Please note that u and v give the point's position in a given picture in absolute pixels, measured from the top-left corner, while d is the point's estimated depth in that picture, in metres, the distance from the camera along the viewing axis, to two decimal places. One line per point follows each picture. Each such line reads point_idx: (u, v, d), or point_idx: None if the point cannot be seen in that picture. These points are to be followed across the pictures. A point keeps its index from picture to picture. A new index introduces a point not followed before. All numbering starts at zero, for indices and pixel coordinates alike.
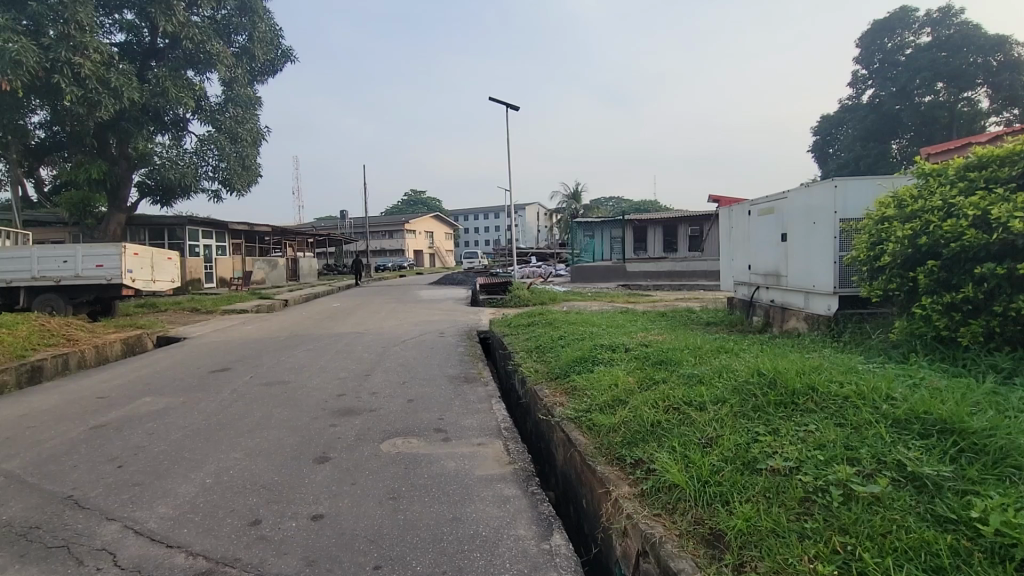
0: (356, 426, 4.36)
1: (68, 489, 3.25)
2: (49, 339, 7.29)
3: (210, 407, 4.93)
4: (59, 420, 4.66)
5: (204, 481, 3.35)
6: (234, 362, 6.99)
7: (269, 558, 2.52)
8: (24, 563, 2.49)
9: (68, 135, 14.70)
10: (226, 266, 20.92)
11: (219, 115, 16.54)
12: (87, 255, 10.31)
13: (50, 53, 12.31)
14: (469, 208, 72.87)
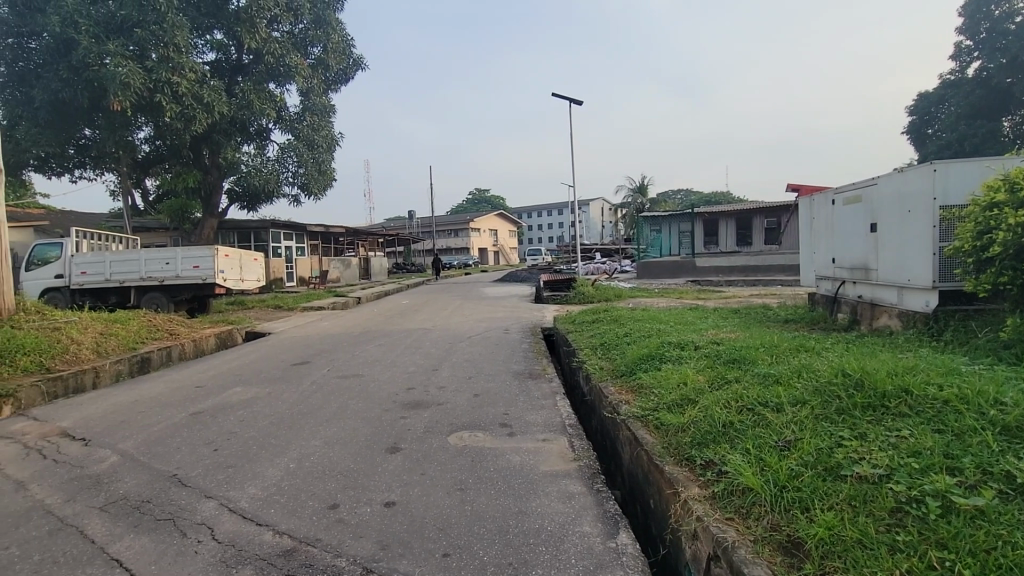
0: (425, 418, 4.51)
1: (171, 469, 3.60)
2: (155, 333, 8.11)
3: (292, 397, 5.29)
4: (165, 406, 5.18)
5: (288, 466, 3.60)
6: (312, 355, 7.44)
7: (347, 541, 2.67)
8: (137, 533, 2.80)
9: (168, 148, 16.20)
10: (305, 267, 22.27)
11: (298, 124, 17.61)
12: (186, 257, 11.36)
13: (153, 74, 13.64)
14: (532, 206, 73.19)
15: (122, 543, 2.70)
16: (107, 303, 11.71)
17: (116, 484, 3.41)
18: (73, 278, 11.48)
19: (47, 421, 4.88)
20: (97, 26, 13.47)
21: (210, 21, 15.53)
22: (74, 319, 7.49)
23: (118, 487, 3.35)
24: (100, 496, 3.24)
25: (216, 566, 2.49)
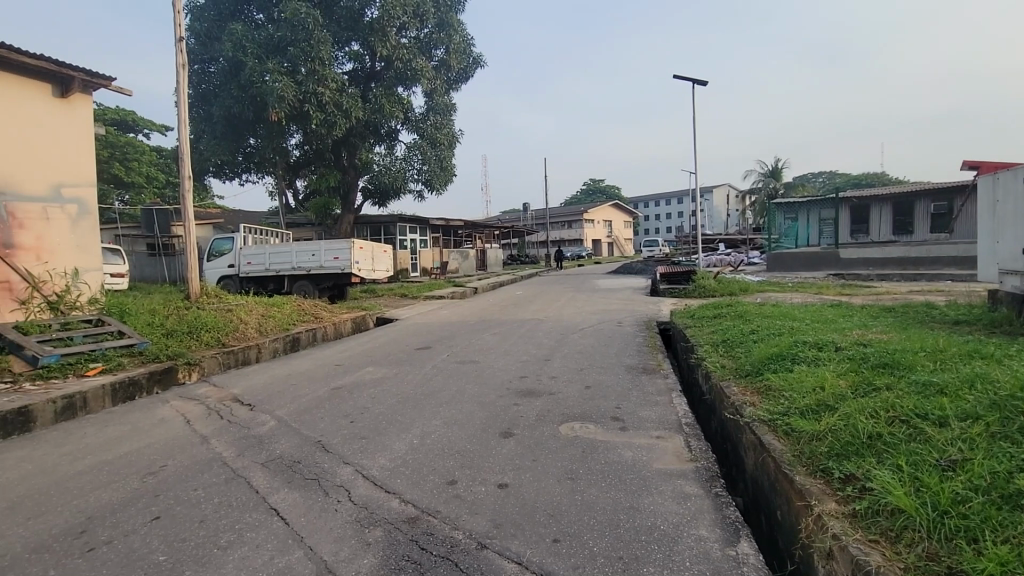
0: (537, 406, 4.60)
1: (316, 436, 4.08)
2: (303, 317, 9.22)
3: (415, 379, 5.71)
4: (311, 380, 5.89)
5: (412, 441, 3.91)
6: (433, 341, 7.94)
7: (463, 516, 2.84)
8: (291, 487, 3.23)
9: (314, 152, 18.17)
10: (427, 259, 23.76)
11: (423, 124, 18.75)
12: (327, 249, 12.71)
13: (304, 87, 15.43)
14: (650, 195, 70.47)
15: (278, 495, 3.14)
16: (266, 288, 13.53)
17: (273, 444, 3.95)
18: (241, 267, 13.42)
19: (223, 387, 5.80)
20: (260, 48, 15.48)
21: (348, 34, 17.01)
22: (243, 303, 8.76)
23: (276, 448, 3.89)
24: (262, 454, 3.79)
25: (352, 524, 2.79)
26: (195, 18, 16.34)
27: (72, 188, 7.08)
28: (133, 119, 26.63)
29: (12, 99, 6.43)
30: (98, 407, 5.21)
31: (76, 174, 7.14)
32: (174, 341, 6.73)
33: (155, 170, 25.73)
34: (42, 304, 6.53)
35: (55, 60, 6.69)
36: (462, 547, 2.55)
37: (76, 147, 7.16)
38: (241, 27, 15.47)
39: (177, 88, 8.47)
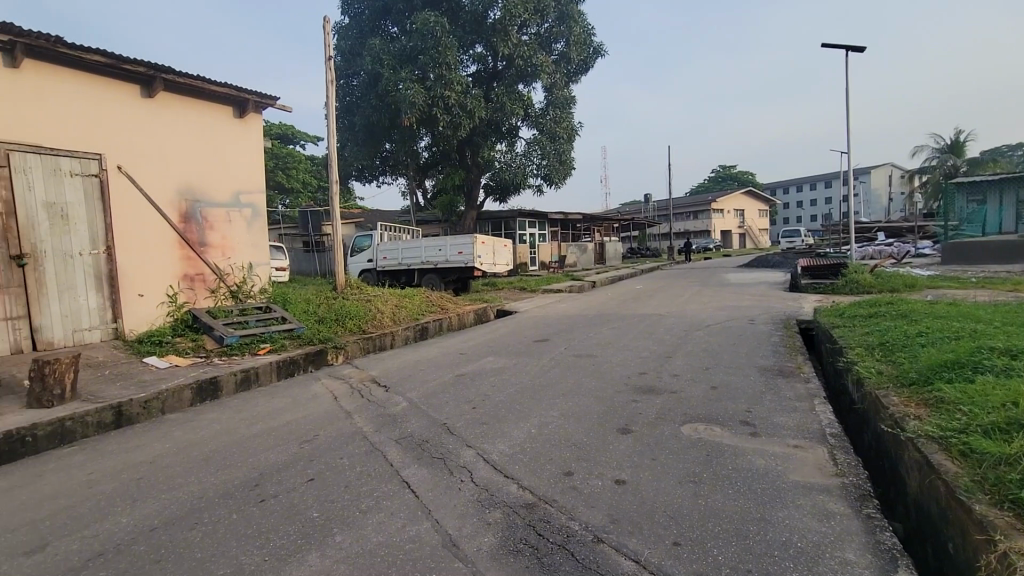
0: (657, 404, 4.44)
1: (442, 418, 4.37)
2: (431, 308, 9.86)
3: (533, 370, 5.82)
4: (438, 367, 6.29)
5: (530, 430, 4.00)
6: (551, 334, 8.01)
7: (580, 507, 2.84)
8: (420, 464, 3.50)
9: (440, 153, 19.27)
10: (546, 252, 24.03)
11: (543, 119, 18.95)
12: (453, 244, 13.43)
13: (432, 92, 16.43)
14: (790, 180, 63.85)
15: (409, 470, 3.41)
16: (399, 281, 14.69)
17: (405, 424, 4.31)
18: (378, 262, 14.73)
19: (363, 370, 6.44)
20: (395, 58, 16.76)
21: (473, 37, 17.71)
22: (380, 294, 9.62)
23: (408, 426, 4.23)
24: (396, 431, 4.15)
25: (474, 503, 2.95)
26: (341, 38, 18.18)
27: (247, 194, 8.32)
28: (292, 133, 30.52)
29: (204, 121, 7.70)
30: (266, 381, 6.09)
31: (250, 183, 8.36)
32: (325, 327, 7.62)
33: (309, 177, 29.25)
34: (225, 293, 7.83)
35: (235, 86, 7.87)
36: (578, 538, 2.56)
37: (250, 159, 8.37)
38: (379, 42, 16.89)
39: (327, 103, 9.50)
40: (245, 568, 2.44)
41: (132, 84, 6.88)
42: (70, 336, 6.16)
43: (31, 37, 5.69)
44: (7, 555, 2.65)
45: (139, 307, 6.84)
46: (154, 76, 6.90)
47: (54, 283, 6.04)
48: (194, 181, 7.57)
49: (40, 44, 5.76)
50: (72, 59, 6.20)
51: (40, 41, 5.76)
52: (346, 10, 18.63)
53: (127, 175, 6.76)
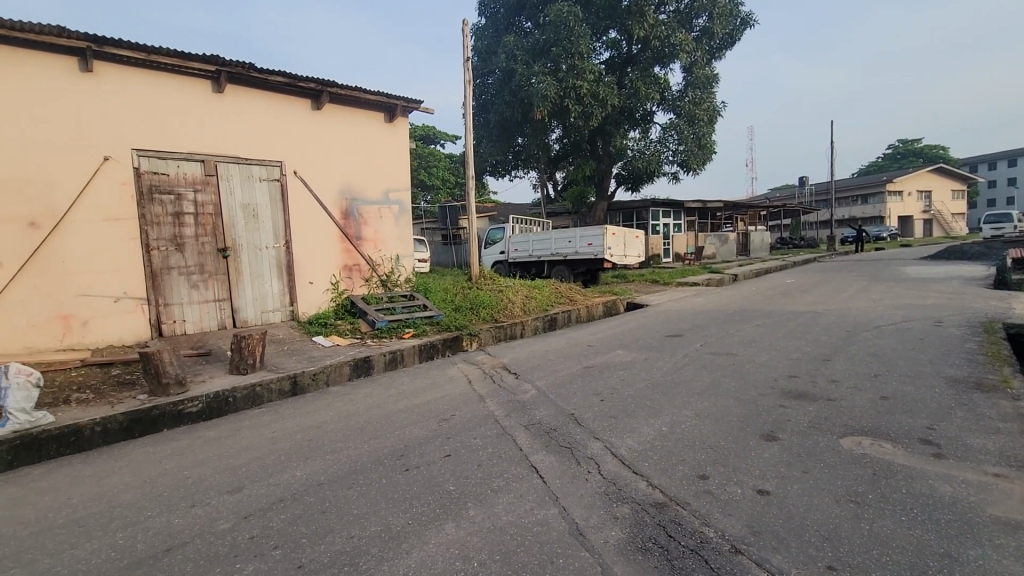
0: (810, 412, 3.98)
1: (570, 409, 4.39)
2: (561, 299, 9.93)
3: (665, 366, 5.58)
4: (566, 358, 6.33)
5: (661, 428, 3.84)
6: (685, 329, 7.59)
7: (716, 514, 2.67)
8: (548, 451, 3.56)
9: (572, 145, 19.24)
10: (682, 243, 22.78)
11: (680, 102, 17.95)
12: (583, 235, 13.34)
13: (564, 83, 16.45)
14: (995, 154, 52.51)
15: (538, 456, 3.49)
16: (529, 272, 15.03)
17: (535, 411, 4.41)
18: (510, 253, 15.23)
19: (495, 357, 6.74)
20: (528, 53, 17.04)
21: (607, 23, 17.31)
22: (512, 285, 9.94)
23: (537, 414, 4.34)
24: (525, 417, 4.27)
25: (601, 496, 2.92)
26: (478, 39, 18.92)
27: (396, 192, 9.08)
28: (434, 133, 32.71)
29: (361, 127, 8.58)
30: (409, 363, 6.66)
31: (398, 181, 9.12)
32: (461, 315, 8.09)
33: (448, 174, 31.15)
34: (377, 281, 8.71)
35: (386, 92, 8.61)
36: (713, 545, 2.41)
37: (398, 159, 9.12)
38: (513, 39, 17.28)
39: (465, 102, 9.96)
40: (393, 528, 2.70)
41: (305, 98, 7.91)
42: (259, 316, 7.36)
43: (231, 65, 6.86)
44: (216, 491, 3.26)
45: (310, 293, 7.91)
46: (321, 90, 7.85)
47: (248, 272, 7.24)
48: (353, 182, 8.49)
49: (237, 71, 6.91)
50: (261, 82, 7.32)
51: (237, 68, 6.90)
52: (484, 10, 19.35)
53: (301, 178, 7.82)
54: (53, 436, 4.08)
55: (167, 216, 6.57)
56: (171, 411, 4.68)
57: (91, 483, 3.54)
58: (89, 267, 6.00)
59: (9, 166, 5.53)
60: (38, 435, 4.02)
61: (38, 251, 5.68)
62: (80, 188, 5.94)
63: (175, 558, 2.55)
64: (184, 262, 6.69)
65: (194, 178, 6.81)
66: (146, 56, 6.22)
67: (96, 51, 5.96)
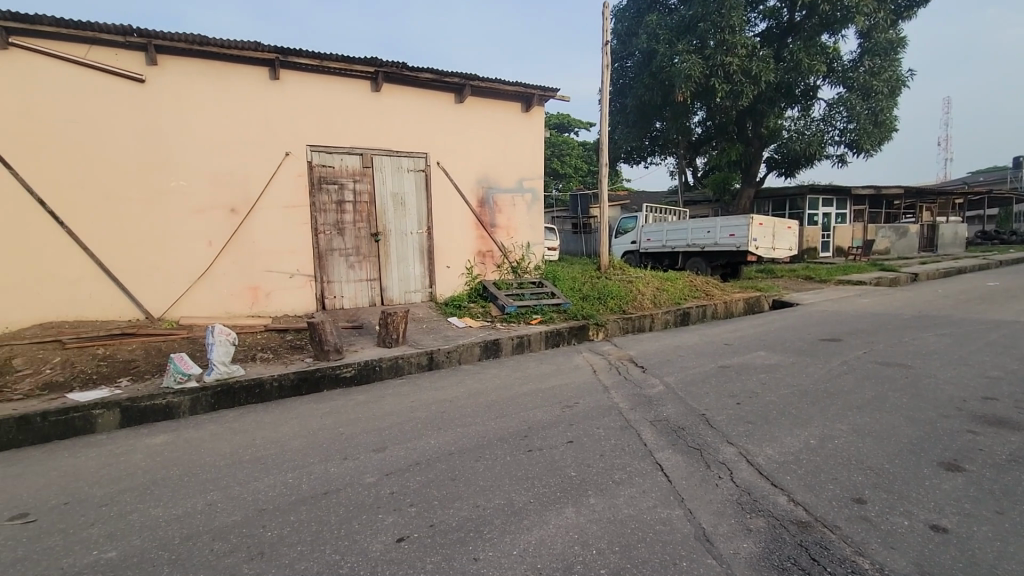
0: (1011, 443, 3.28)
1: (701, 408, 4.14)
2: (696, 293, 9.36)
3: (817, 373, 4.98)
4: (700, 356, 5.97)
5: (808, 440, 3.45)
6: (845, 334, 6.69)
7: (873, 544, 2.33)
8: (675, 450, 3.40)
9: (716, 127, 17.91)
10: (845, 236, 20.09)
11: (852, 74, 15.77)
12: (724, 226, 12.37)
13: (711, 61, 15.34)
14: None
15: (663, 454, 3.35)
16: (662, 264, 14.40)
17: (662, 407, 4.24)
18: (642, 243, 14.72)
19: (622, 348, 6.60)
20: (672, 31, 16.11)
21: None
22: (642, 276, 9.62)
23: (664, 410, 4.17)
24: (652, 413, 4.13)
25: (733, 504, 2.72)
26: (618, 21, 18.32)
27: (529, 180, 9.27)
28: (568, 122, 32.64)
29: (499, 118, 8.87)
30: (536, 348, 6.80)
31: (531, 170, 9.29)
32: (588, 303, 8.04)
33: (581, 163, 30.95)
34: (508, 268, 9.01)
35: (525, 82, 8.78)
36: None
37: (533, 148, 9.29)
38: (656, 17, 16.45)
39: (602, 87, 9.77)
40: (515, 503, 2.80)
41: (449, 93, 8.39)
42: (402, 296, 8.06)
43: (388, 66, 7.53)
44: (364, 448, 3.67)
45: (447, 276, 8.45)
46: (464, 84, 8.26)
47: (395, 255, 7.95)
48: (489, 171, 8.83)
49: (392, 71, 7.56)
50: (412, 80, 7.92)
51: (393, 68, 7.55)
52: None
53: (443, 168, 8.35)
54: (243, 387, 4.90)
55: (331, 204, 7.45)
56: (330, 374, 5.34)
57: (270, 429, 4.20)
58: (272, 248, 7.06)
59: (218, 161, 6.71)
60: (232, 384, 4.86)
61: (237, 233, 6.83)
62: (267, 180, 7.00)
63: (330, 500, 2.93)
64: (344, 245, 7.55)
65: (354, 170, 7.62)
66: (319, 62, 7.09)
67: (282, 61, 6.93)
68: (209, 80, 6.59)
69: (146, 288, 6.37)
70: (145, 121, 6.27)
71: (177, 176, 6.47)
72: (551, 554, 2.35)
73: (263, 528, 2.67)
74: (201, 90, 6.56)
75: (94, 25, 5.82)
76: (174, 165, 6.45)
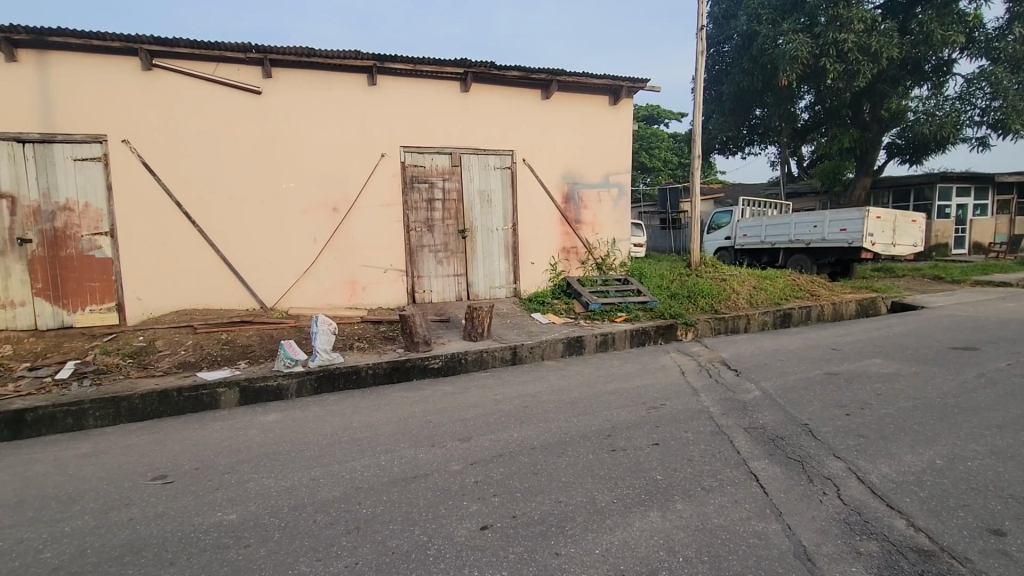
0: None
1: (803, 418, 3.82)
2: (798, 293, 8.65)
3: (947, 385, 4.40)
4: (804, 361, 5.50)
5: (933, 460, 3.07)
6: (983, 342, 5.85)
7: None
8: (772, 461, 3.17)
9: (826, 112, 16.40)
10: (984, 230, 17.57)
11: (998, 43, 13.84)
12: (833, 220, 11.31)
13: (821, 39, 14.08)
14: None
15: (759, 463, 3.14)
16: (760, 261, 13.47)
17: (758, 414, 3.97)
18: (738, 239, 13.86)
19: (714, 350, 6.26)
20: (775, 11, 15.00)
21: None
22: (738, 274, 9.04)
23: (760, 417, 3.90)
24: (747, 419, 3.88)
25: (839, 523, 2.49)
26: (714, 4, 17.27)
27: (616, 175, 9.06)
28: (657, 113, 31.46)
29: (586, 112, 8.76)
30: (620, 346, 6.65)
31: (619, 164, 9.07)
32: (677, 302, 7.72)
33: (671, 155, 29.73)
34: (592, 264, 8.89)
35: (613, 74, 8.57)
36: None
37: (621, 142, 9.06)
38: None
39: (696, 75, 9.30)
40: (598, 502, 2.76)
41: (536, 89, 8.41)
42: (488, 291, 8.23)
43: (476, 66, 7.70)
44: (450, 437, 3.80)
45: (531, 272, 8.50)
46: (551, 79, 8.25)
47: (481, 250, 8.13)
48: (575, 167, 8.75)
49: (481, 71, 7.73)
50: (499, 78, 8.05)
51: (481, 68, 7.71)
52: None
53: (529, 165, 8.40)
54: (341, 373, 5.27)
55: (422, 202, 7.78)
56: (419, 364, 5.59)
57: (364, 414, 4.48)
58: (368, 244, 7.51)
59: (322, 164, 7.24)
60: (332, 371, 5.24)
61: (338, 230, 7.35)
62: (364, 180, 7.45)
63: (418, 485, 3.06)
64: (433, 241, 7.86)
65: (444, 169, 7.89)
66: (412, 66, 7.41)
67: (379, 67, 7.33)
68: (314, 89, 7.13)
69: (260, 281, 7.04)
70: (260, 129, 6.92)
71: (287, 178, 7.07)
72: (635, 556, 2.29)
73: (358, 505, 2.86)
74: (307, 98, 7.11)
75: (220, 44, 6.52)
76: (284, 168, 7.05)
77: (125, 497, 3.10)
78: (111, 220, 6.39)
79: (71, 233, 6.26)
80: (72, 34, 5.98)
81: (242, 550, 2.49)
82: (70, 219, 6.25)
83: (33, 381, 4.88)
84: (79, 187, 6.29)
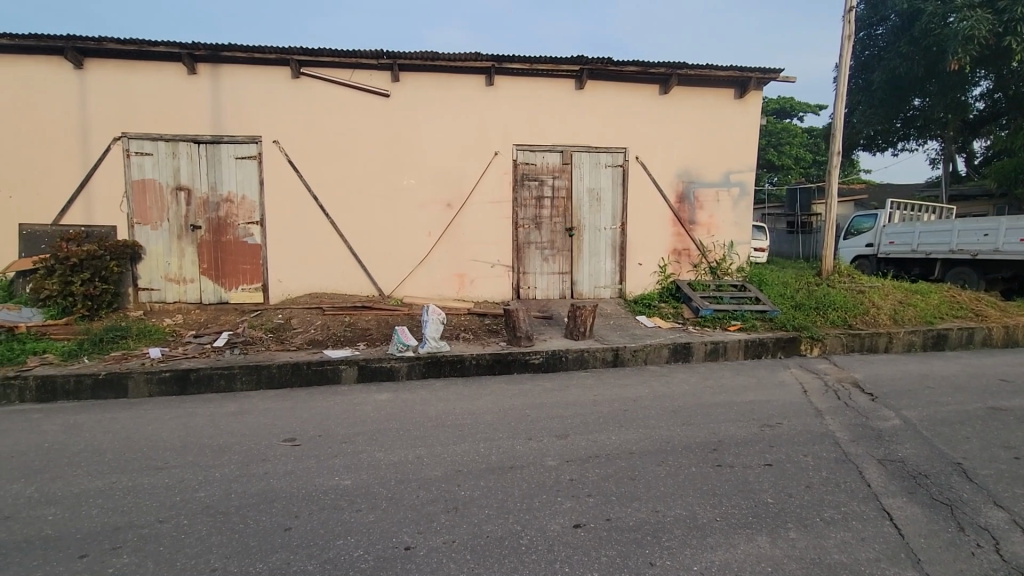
0: None
1: (956, 456, 3.29)
2: (958, 311, 7.44)
3: None
4: (960, 390, 4.72)
5: None
6: None
7: None
8: (911, 500, 2.76)
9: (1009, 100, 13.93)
10: None
11: None
12: (1012, 228, 9.58)
13: (1006, 15, 11.95)
14: None
15: (894, 501, 2.75)
16: (908, 272, 11.82)
17: (897, 445, 3.48)
18: (882, 247, 12.28)
19: (845, 369, 5.61)
20: None
21: None
22: (879, 286, 8.01)
23: (898, 449, 3.43)
24: (881, 449, 3.42)
25: None
26: None
27: (738, 173, 8.45)
28: (791, 105, 28.85)
29: (708, 107, 8.27)
30: (733, 356, 6.22)
31: (742, 161, 8.45)
32: (802, 313, 7.03)
33: (805, 151, 27.12)
34: (706, 268, 8.41)
35: (740, 66, 8.00)
36: None
37: (745, 138, 8.42)
38: None
39: (840, 62, 8.36)
40: (699, 518, 2.60)
41: (654, 84, 8.12)
42: (592, 290, 8.13)
43: (593, 62, 7.62)
44: (548, 433, 3.81)
45: (639, 274, 8.25)
46: (670, 73, 7.91)
47: (588, 250, 8.05)
48: (693, 165, 8.31)
49: (598, 68, 7.64)
50: (616, 74, 7.88)
51: (598, 64, 7.62)
52: None
53: (642, 163, 8.14)
54: (447, 361, 5.52)
55: (531, 200, 7.88)
56: (521, 359, 5.69)
57: (467, 401, 4.66)
58: (478, 239, 7.78)
59: (440, 162, 7.63)
60: (439, 358, 5.51)
61: (451, 225, 7.70)
62: (478, 178, 7.72)
63: (515, 475, 3.12)
64: (541, 239, 7.93)
65: (554, 167, 7.92)
66: (530, 65, 7.53)
67: (497, 68, 7.56)
68: (437, 90, 7.53)
69: (380, 271, 7.60)
70: (387, 129, 7.46)
71: (409, 175, 7.55)
72: None
73: (457, 487, 2.98)
74: (430, 100, 7.53)
75: (357, 52, 7.13)
76: (406, 166, 7.54)
77: (263, 453, 3.54)
78: (261, 211, 7.28)
79: (230, 222, 7.24)
80: (240, 49, 6.92)
81: (353, 513, 2.72)
82: (230, 210, 7.24)
83: (197, 346, 5.75)
84: (238, 182, 7.25)
